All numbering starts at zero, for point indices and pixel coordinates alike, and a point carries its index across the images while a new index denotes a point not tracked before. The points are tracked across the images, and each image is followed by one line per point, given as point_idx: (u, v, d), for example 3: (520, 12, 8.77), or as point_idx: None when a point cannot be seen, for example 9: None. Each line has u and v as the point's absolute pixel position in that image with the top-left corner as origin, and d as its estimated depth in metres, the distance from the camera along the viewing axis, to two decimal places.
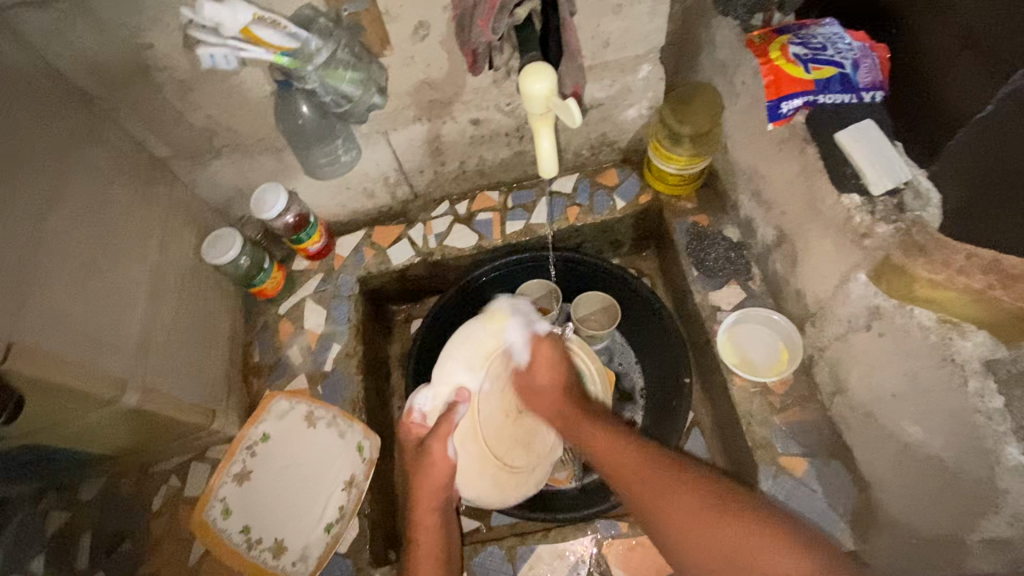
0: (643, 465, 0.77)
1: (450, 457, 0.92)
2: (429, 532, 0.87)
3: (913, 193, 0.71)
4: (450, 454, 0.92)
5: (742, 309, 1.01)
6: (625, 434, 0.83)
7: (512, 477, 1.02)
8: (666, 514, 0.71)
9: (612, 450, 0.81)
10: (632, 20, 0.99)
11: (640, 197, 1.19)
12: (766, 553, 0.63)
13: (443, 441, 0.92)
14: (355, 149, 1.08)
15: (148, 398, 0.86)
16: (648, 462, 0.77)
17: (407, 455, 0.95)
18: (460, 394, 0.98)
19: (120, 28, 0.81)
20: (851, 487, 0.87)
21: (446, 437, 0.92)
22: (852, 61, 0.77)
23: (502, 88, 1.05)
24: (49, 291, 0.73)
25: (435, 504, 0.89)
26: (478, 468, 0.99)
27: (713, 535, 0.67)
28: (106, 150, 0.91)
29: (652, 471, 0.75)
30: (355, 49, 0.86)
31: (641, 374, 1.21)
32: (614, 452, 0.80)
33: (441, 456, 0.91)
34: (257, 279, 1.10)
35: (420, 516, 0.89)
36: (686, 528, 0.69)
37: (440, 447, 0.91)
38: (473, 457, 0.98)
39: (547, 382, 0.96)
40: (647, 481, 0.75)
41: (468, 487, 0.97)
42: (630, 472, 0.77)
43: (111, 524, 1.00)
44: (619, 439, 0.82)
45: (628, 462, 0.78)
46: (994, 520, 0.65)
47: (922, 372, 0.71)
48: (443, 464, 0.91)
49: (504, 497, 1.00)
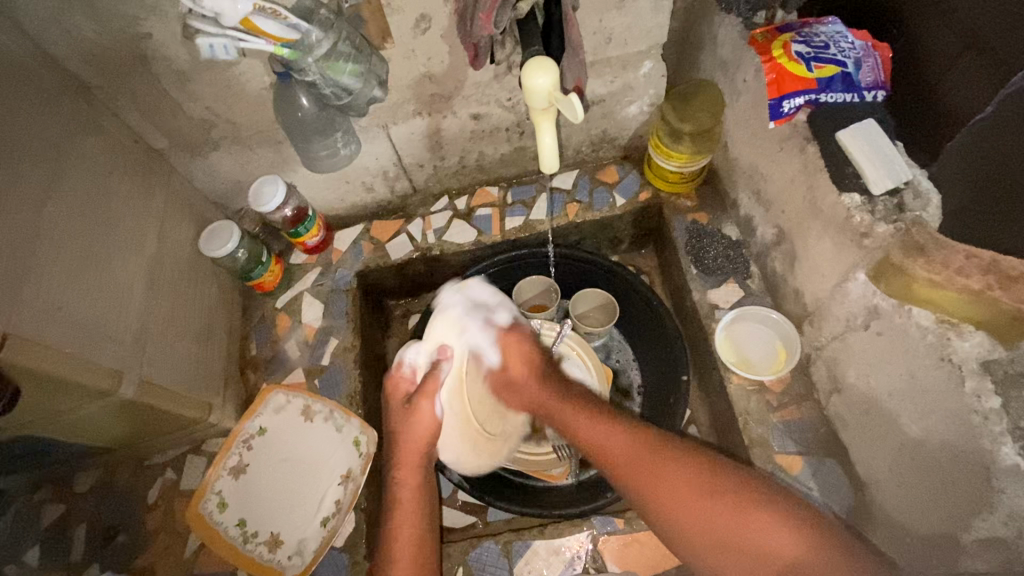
0: (632, 456, 0.75)
1: (435, 416, 0.87)
2: (412, 490, 0.82)
3: (913, 192, 0.72)
4: (438, 413, 0.88)
5: (740, 307, 1.01)
6: (614, 418, 0.80)
7: (489, 443, 0.98)
8: (666, 497, 0.71)
9: (601, 440, 0.78)
10: (635, 15, 0.98)
11: (640, 194, 1.19)
12: (756, 531, 0.65)
13: (429, 397, 0.87)
14: (354, 143, 1.07)
15: (145, 390, 0.86)
16: (637, 445, 0.76)
17: (392, 411, 0.90)
18: (446, 350, 0.92)
19: (119, 16, 0.80)
20: (846, 485, 0.87)
21: (432, 394, 0.87)
22: (855, 60, 0.77)
23: (503, 82, 1.04)
24: (44, 282, 0.73)
25: (418, 463, 0.84)
26: (460, 430, 0.94)
27: (714, 514, 0.68)
28: (105, 141, 0.90)
29: (637, 458, 0.74)
30: (356, 41, 0.85)
31: (638, 370, 1.18)
32: (603, 442, 0.78)
33: (428, 415, 0.86)
34: (254, 272, 1.10)
35: (401, 474, 0.84)
36: (682, 513, 0.69)
37: (427, 405, 0.87)
38: (456, 419, 0.93)
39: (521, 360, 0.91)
40: (641, 475, 0.73)
41: (447, 447, 0.95)
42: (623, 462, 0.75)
43: (105, 516, 0.99)
44: (614, 424, 0.79)
45: (616, 450, 0.76)
46: (989, 519, 0.65)
47: (919, 372, 0.71)
48: (429, 421, 0.86)
49: (478, 460, 0.98)
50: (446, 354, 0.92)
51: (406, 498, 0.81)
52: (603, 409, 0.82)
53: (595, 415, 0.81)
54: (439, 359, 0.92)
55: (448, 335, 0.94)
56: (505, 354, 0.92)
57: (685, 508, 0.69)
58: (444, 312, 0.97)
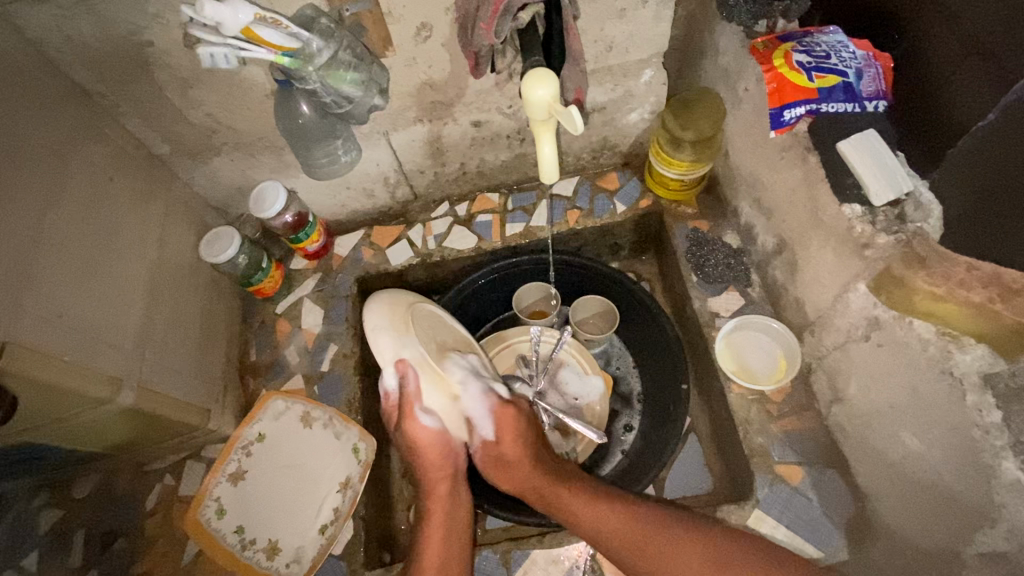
0: (639, 532, 0.82)
1: (432, 429, 0.90)
2: (441, 502, 0.91)
3: (913, 204, 0.71)
4: (431, 425, 0.91)
5: (740, 316, 1.00)
6: (611, 500, 0.86)
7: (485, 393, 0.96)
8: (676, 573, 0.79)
9: (602, 523, 0.84)
10: (636, 24, 0.98)
11: (641, 201, 1.18)
12: None
13: (414, 415, 0.89)
14: (355, 150, 1.07)
15: (145, 396, 0.86)
16: (648, 526, 0.82)
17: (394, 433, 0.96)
18: (405, 366, 0.86)
19: (122, 24, 0.80)
20: (846, 496, 0.87)
21: (416, 409, 0.89)
22: (856, 70, 0.77)
23: (504, 90, 1.04)
24: (45, 290, 0.72)
25: (444, 474, 0.92)
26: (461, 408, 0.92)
27: None
28: (108, 147, 0.90)
29: (655, 543, 0.81)
30: (357, 50, 0.85)
31: (638, 378, 1.19)
32: (602, 522, 0.83)
33: (420, 431, 0.90)
34: (255, 278, 1.10)
35: (433, 486, 0.92)
36: None
37: (418, 425, 0.90)
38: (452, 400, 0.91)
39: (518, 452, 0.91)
40: (652, 549, 0.80)
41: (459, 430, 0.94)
42: (630, 542, 0.81)
43: (105, 521, 0.99)
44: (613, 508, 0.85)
45: (635, 534, 0.82)
46: (991, 534, 0.65)
47: (920, 385, 0.71)
48: (429, 437, 0.90)
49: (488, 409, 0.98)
50: (406, 368, 0.87)
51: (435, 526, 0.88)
52: (603, 492, 0.87)
53: (595, 497, 0.87)
54: (406, 376, 0.87)
55: (396, 349, 0.86)
56: (499, 429, 0.91)
57: None
58: (382, 325, 0.86)
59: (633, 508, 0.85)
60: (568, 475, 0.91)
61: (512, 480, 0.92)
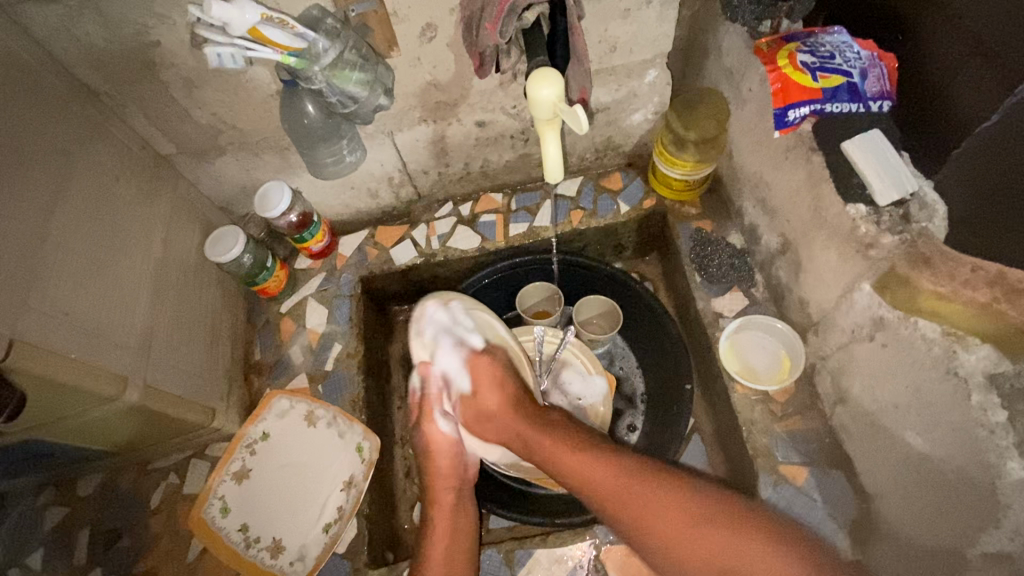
0: (626, 488, 0.77)
1: (447, 433, 0.96)
2: (446, 511, 0.91)
3: (918, 203, 0.72)
4: (444, 429, 0.96)
5: (744, 316, 1.00)
6: (597, 451, 0.82)
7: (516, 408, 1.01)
8: (664, 531, 0.73)
9: (588, 474, 0.80)
10: (640, 24, 0.99)
11: (645, 201, 1.18)
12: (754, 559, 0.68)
13: (429, 416, 0.96)
14: (360, 150, 1.07)
15: (150, 395, 0.86)
16: (638, 482, 0.77)
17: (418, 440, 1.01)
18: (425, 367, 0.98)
19: (128, 24, 0.81)
20: (850, 496, 0.87)
21: (431, 412, 0.96)
22: (860, 70, 0.77)
23: (508, 90, 1.05)
24: (52, 289, 0.73)
25: (450, 484, 0.94)
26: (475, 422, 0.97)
27: (705, 545, 0.71)
28: (113, 147, 0.91)
29: (640, 498, 0.76)
30: (363, 50, 0.86)
31: (641, 378, 1.18)
32: (589, 474, 0.80)
33: (434, 433, 0.96)
34: (260, 277, 1.10)
35: (438, 494, 0.93)
36: (680, 549, 0.72)
37: (431, 426, 0.96)
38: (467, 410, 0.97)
39: (496, 399, 0.93)
40: (641, 508, 0.75)
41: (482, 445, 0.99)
42: (619, 498, 0.77)
43: (109, 519, 0.99)
44: (600, 461, 0.81)
45: (623, 489, 0.77)
46: (995, 534, 0.64)
47: (925, 385, 0.71)
48: (442, 441, 0.96)
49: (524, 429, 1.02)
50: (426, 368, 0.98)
51: (441, 531, 0.89)
52: (590, 443, 0.84)
53: (580, 449, 0.83)
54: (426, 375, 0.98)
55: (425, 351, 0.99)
56: (473, 377, 0.95)
57: (683, 545, 0.72)
58: (417, 332, 1.00)
59: (623, 464, 0.80)
60: (550, 422, 0.89)
61: (495, 432, 0.93)
